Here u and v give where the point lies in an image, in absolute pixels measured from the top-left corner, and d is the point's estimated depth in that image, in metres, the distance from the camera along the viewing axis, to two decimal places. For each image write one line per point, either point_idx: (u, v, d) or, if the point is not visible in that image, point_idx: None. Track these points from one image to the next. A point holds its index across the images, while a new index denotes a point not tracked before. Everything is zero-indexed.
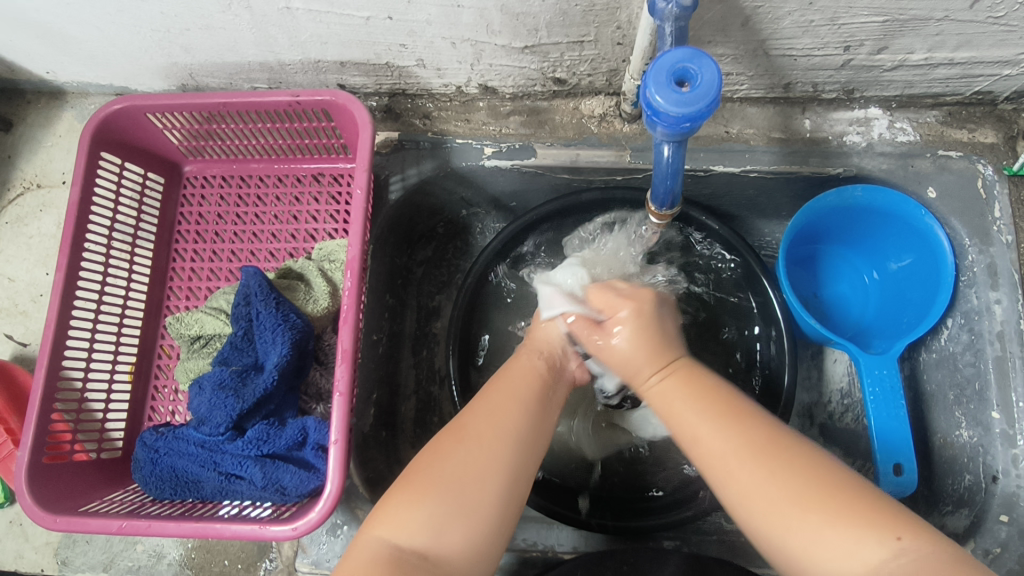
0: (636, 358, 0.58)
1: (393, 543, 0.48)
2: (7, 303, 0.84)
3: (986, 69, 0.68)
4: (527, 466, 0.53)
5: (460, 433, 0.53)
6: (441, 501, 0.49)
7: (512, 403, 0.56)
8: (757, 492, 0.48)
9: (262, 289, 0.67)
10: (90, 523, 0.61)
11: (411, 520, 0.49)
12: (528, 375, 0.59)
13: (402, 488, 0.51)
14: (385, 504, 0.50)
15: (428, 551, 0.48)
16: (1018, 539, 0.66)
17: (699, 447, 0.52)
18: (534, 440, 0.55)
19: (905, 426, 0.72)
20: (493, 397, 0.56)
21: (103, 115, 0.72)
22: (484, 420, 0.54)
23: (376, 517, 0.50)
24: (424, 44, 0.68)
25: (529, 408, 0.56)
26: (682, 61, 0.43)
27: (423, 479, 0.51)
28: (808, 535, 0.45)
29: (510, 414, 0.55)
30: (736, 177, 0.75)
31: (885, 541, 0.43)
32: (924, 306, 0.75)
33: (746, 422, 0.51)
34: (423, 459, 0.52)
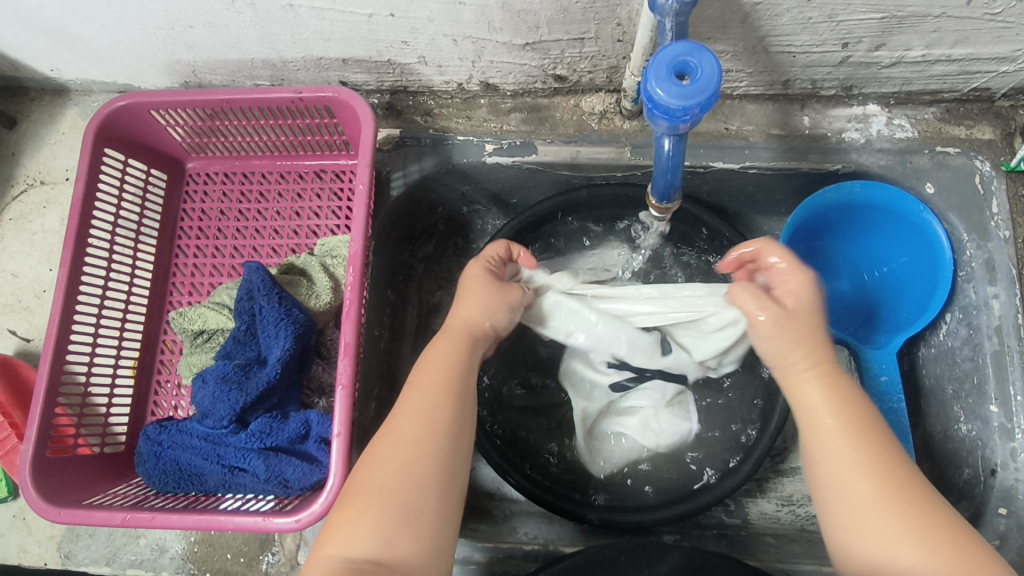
0: (796, 345, 0.54)
1: (346, 558, 0.47)
2: (11, 298, 0.84)
3: (983, 65, 0.69)
4: (457, 456, 0.53)
5: (395, 432, 0.52)
6: (384, 508, 0.49)
7: (436, 392, 0.54)
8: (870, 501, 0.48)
9: (265, 283, 0.68)
10: (94, 515, 0.62)
11: (359, 531, 0.48)
12: (444, 356, 0.57)
13: (344, 503, 0.50)
14: (333, 520, 0.50)
15: (381, 556, 0.47)
16: (1017, 532, 0.66)
17: (824, 443, 0.51)
18: (461, 429, 0.54)
19: (903, 419, 0.75)
20: (416, 386, 0.55)
21: (108, 111, 0.72)
22: (413, 415, 0.53)
23: (324, 536, 0.49)
24: (426, 41, 0.68)
25: (452, 393, 0.55)
26: (682, 55, 0.44)
27: (363, 488, 0.50)
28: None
29: (438, 407, 0.54)
30: (736, 174, 0.76)
31: None
32: (923, 301, 0.77)
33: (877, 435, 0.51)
34: (363, 468, 0.52)
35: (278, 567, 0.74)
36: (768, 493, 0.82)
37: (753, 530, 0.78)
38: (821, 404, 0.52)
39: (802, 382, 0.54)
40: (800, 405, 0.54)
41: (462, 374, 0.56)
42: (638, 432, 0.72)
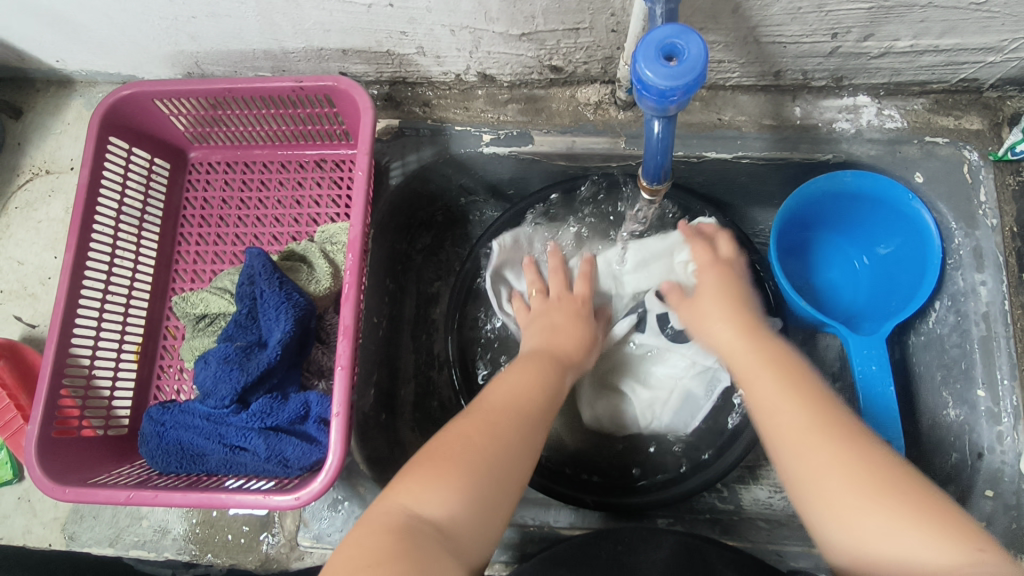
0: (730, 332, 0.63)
1: (412, 515, 0.49)
2: (16, 286, 0.86)
3: (970, 56, 0.70)
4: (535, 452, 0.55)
5: (484, 414, 0.56)
6: (460, 479, 0.50)
7: (531, 394, 0.59)
8: (830, 477, 0.49)
9: (266, 269, 0.69)
10: (98, 493, 0.63)
11: (429, 495, 0.49)
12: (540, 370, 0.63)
13: (420, 463, 0.51)
14: (405, 475, 0.51)
15: (440, 522, 0.49)
16: (1002, 514, 0.67)
17: (782, 424, 0.53)
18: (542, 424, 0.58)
19: (893, 405, 0.74)
20: (508, 384, 0.60)
21: (113, 100, 0.73)
22: (506, 408, 0.57)
23: (395, 486, 0.50)
24: (424, 31, 0.70)
25: (543, 397, 0.60)
26: (670, 38, 0.45)
27: (448, 455, 0.52)
28: (888, 531, 0.46)
29: (529, 403, 0.58)
30: (728, 164, 0.77)
31: (964, 549, 0.45)
32: (912, 289, 0.77)
33: (833, 408, 0.53)
34: (449, 439, 0.53)
35: (278, 548, 0.75)
36: (760, 479, 0.83)
37: (746, 515, 0.79)
38: (768, 384, 0.56)
39: (758, 371, 0.57)
40: (749, 387, 0.58)
41: (553, 388, 0.62)
42: (645, 405, 0.77)
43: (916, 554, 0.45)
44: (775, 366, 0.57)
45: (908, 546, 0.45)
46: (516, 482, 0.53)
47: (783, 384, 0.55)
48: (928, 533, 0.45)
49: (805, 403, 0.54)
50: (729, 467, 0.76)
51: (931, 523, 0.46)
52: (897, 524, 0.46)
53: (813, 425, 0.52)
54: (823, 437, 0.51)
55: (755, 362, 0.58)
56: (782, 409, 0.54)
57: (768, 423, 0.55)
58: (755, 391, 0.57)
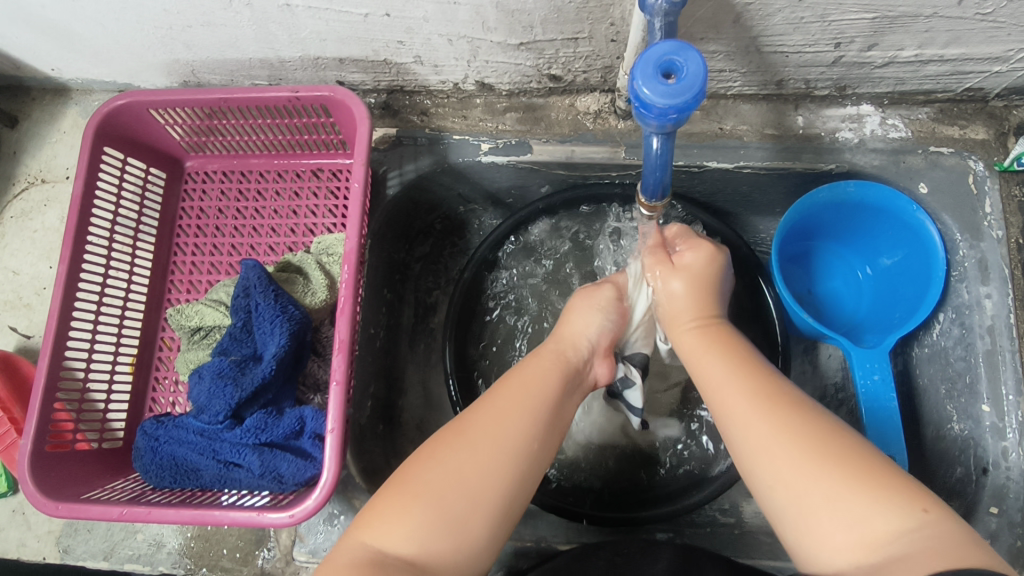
0: (683, 303, 0.62)
1: (379, 550, 0.48)
2: (11, 296, 0.85)
3: (975, 66, 0.69)
4: (525, 483, 0.52)
5: (456, 435, 0.53)
6: (427, 508, 0.49)
7: (519, 409, 0.55)
8: (773, 447, 0.48)
9: (261, 282, 0.69)
10: (91, 509, 0.63)
11: (398, 531, 0.48)
12: (544, 380, 0.58)
13: (391, 492, 0.50)
14: (376, 508, 0.50)
15: (415, 558, 0.48)
16: (1008, 531, 0.66)
17: (718, 389, 0.54)
18: (541, 444, 0.54)
19: (896, 419, 0.73)
20: (500, 401, 0.55)
21: (107, 110, 0.73)
22: (481, 421, 0.53)
23: (364, 519, 0.50)
24: (421, 41, 0.69)
25: (534, 419, 0.55)
26: (668, 54, 0.44)
27: (415, 481, 0.50)
28: (826, 496, 0.45)
29: (511, 422, 0.54)
30: (730, 173, 0.76)
31: (909, 513, 0.43)
32: (916, 301, 0.76)
33: (775, 382, 0.53)
34: (419, 460, 0.52)
35: (273, 562, 0.74)
36: None
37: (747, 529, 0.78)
38: (714, 360, 0.57)
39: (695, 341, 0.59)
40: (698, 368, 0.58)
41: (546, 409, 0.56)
42: None
43: (858, 519, 0.44)
44: (716, 347, 0.58)
45: (851, 508, 0.44)
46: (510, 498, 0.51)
47: (728, 361, 0.56)
48: (866, 495, 0.44)
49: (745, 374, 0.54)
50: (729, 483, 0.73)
51: (872, 484, 0.45)
52: (837, 488, 0.45)
53: (756, 402, 0.51)
54: (766, 408, 0.51)
55: (702, 347, 0.58)
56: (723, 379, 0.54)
57: (717, 403, 0.54)
58: (703, 373, 0.57)
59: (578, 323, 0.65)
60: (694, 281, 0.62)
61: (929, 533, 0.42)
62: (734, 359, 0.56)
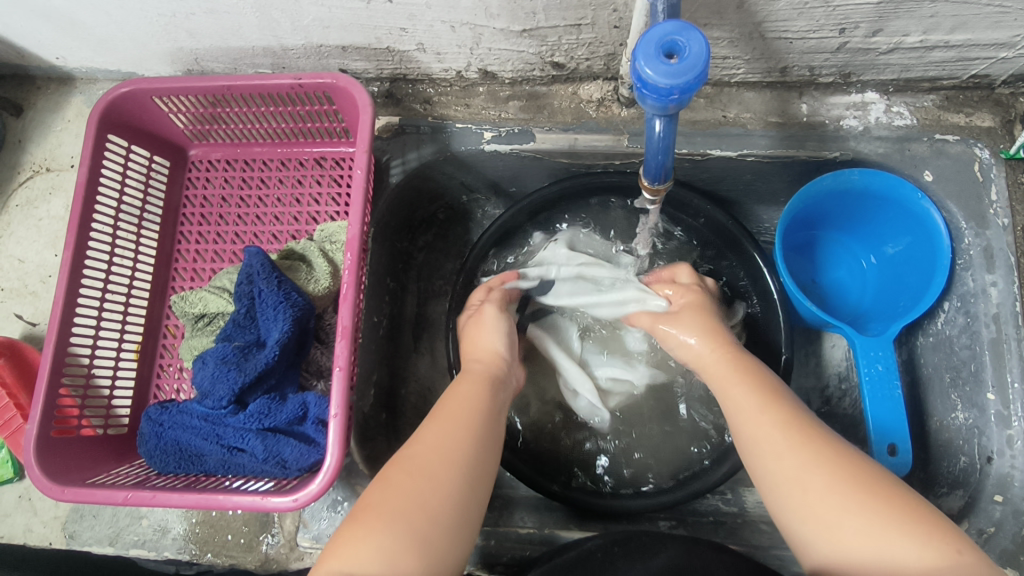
0: (700, 338, 0.66)
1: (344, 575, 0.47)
2: (17, 284, 0.86)
3: (982, 51, 0.68)
4: (473, 484, 0.54)
5: (413, 455, 0.54)
6: (394, 530, 0.49)
7: (457, 426, 0.57)
8: (810, 480, 0.50)
9: (265, 268, 0.69)
10: (96, 493, 0.63)
11: (363, 552, 0.48)
12: (472, 397, 0.61)
13: (354, 519, 0.50)
14: (342, 535, 0.50)
15: None
16: (1012, 519, 0.66)
17: (751, 425, 0.56)
18: (481, 457, 0.56)
19: (899, 407, 0.72)
20: (439, 415, 0.59)
21: (111, 98, 0.73)
22: (425, 435, 0.56)
23: (331, 550, 0.50)
24: (424, 28, 0.69)
25: (473, 426, 0.58)
26: (670, 34, 0.44)
27: (376, 504, 0.51)
28: (858, 530, 0.47)
29: (456, 434, 0.56)
30: (733, 161, 0.76)
31: (943, 547, 0.45)
32: (920, 290, 0.76)
33: (802, 416, 0.55)
34: (376, 489, 0.53)
35: (277, 548, 0.74)
36: None
37: (750, 518, 0.77)
38: (742, 392, 0.58)
39: (723, 369, 0.62)
40: (727, 400, 0.59)
41: (481, 424, 0.58)
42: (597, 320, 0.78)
43: (893, 553, 0.45)
44: (752, 378, 0.59)
45: (870, 535, 0.46)
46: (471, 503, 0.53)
47: (758, 392, 0.58)
48: (906, 533, 0.46)
49: (776, 408, 0.56)
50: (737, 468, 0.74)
51: (908, 521, 0.46)
52: (875, 523, 0.46)
53: (797, 438, 0.53)
54: (800, 441, 0.52)
55: (729, 379, 0.60)
56: (760, 411, 0.56)
57: (748, 433, 0.56)
58: (731, 403, 0.59)
59: (484, 338, 0.70)
60: (702, 322, 0.67)
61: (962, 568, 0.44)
62: (767, 391, 0.58)
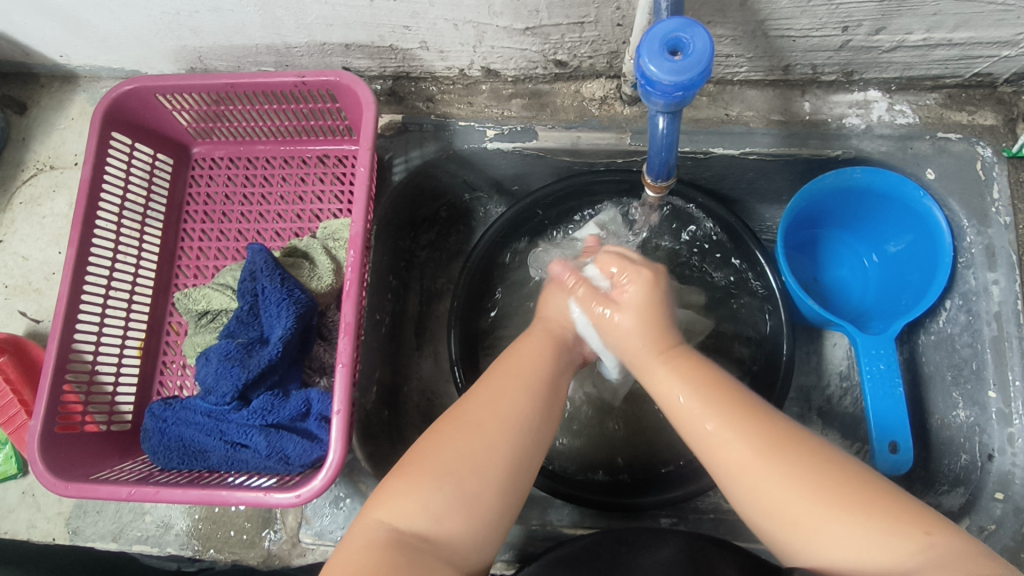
0: (640, 337, 0.57)
1: (392, 529, 0.49)
2: (21, 281, 0.86)
3: (984, 50, 0.69)
4: (533, 448, 0.54)
5: (465, 415, 0.54)
6: (441, 489, 0.49)
7: (514, 389, 0.55)
8: (778, 494, 0.48)
9: (268, 266, 0.69)
10: (100, 489, 0.63)
11: (412, 506, 0.49)
12: (537, 358, 0.59)
13: (401, 476, 0.51)
14: (391, 488, 0.51)
15: (429, 535, 0.48)
16: (1013, 517, 0.66)
17: (709, 443, 0.51)
18: (541, 422, 0.55)
19: (900, 405, 0.72)
20: (500, 375, 0.57)
21: (115, 96, 0.73)
22: (476, 401, 0.55)
23: (376, 502, 0.51)
24: (427, 26, 0.69)
25: (532, 393, 0.55)
26: (674, 31, 0.44)
27: (425, 462, 0.51)
28: (834, 536, 0.46)
29: (514, 398, 0.55)
30: (736, 160, 0.76)
31: (916, 537, 0.44)
32: (922, 288, 0.76)
33: (755, 419, 0.51)
34: (427, 443, 0.53)
35: (279, 544, 0.75)
36: None
37: None
38: (690, 404, 0.53)
39: (661, 372, 0.56)
40: (676, 414, 0.54)
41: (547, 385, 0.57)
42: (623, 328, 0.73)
43: (870, 555, 0.44)
44: (696, 385, 0.54)
45: (847, 536, 0.45)
46: (525, 468, 0.53)
47: (707, 402, 0.52)
48: (882, 531, 0.45)
49: (726, 420, 0.51)
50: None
51: (882, 520, 0.45)
52: (851, 526, 0.45)
53: (749, 445, 0.49)
54: (761, 454, 0.49)
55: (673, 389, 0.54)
56: (713, 426, 0.51)
57: (704, 449, 0.52)
58: (680, 417, 0.54)
59: (554, 302, 0.65)
60: (644, 314, 0.58)
61: (935, 553, 0.44)
62: (714, 399, 0.52)
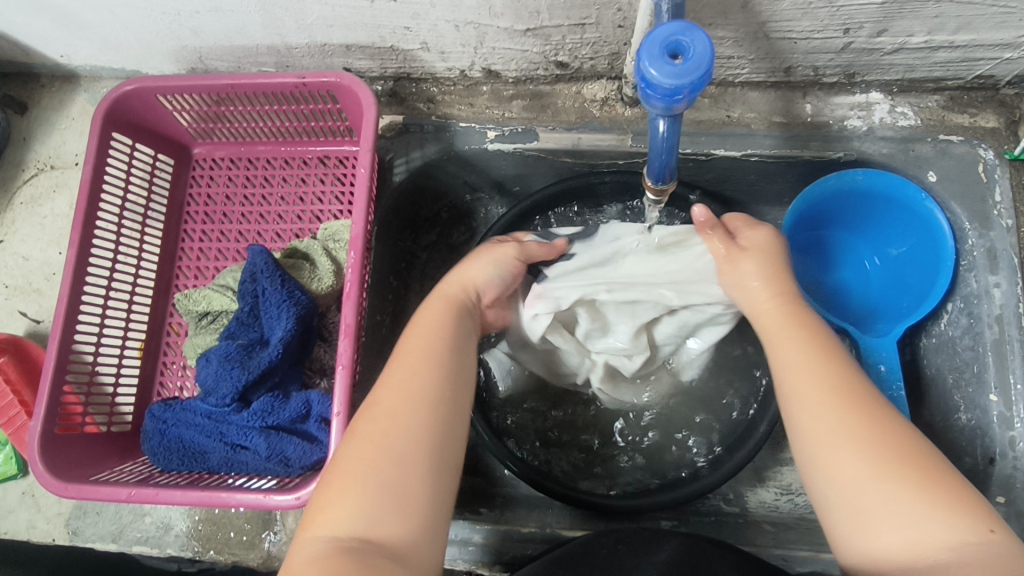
0: (760, 283, 0.57)
1: (334, 539, 0.46)
2: (22, 281, 0.86)
3: (986, 52, 0.68)
4: (447, 426, 0.52)
5: (379, 403, 0.52)
6: (372, 487, 0.48)
7: (417, 367, 0.53)
8: (845, 445, 0.48)
9: (268, 266, 0.69)
10: (100, 490, 0.63)
11: (344, 510, 0.47)
12: (433, 328, 0.57)
13: (328, 482, 0.49)
14: (321, 500, 0.48)
15: (369, 534, 0.46)
16: (1014, 520, 0.66)
17: (800, 379, 0.52)
18: (450, 397, 0.53)
19: (904, 410, 0.73)
20: (402, 357, 0.55)
21: (115, 96, 0.73)
22: (387, 384, 0.53)
23: (310, 517, 0.48)
24: (428, 27, 0.69)
25: (435, 367, 0.54)
26: (675, 34, 0.44)
27: (348, 462, 0.49)
28: (884, 499, 0.45)
29: (417, 377, 0.53)
30: (737, 161, 0.76)
31: (975, 529, 0.44)
32: (924, 291, 0.76)
33: (855, 378, 0.51)
34: (345, 443, 0.51)
35: (280, 545, 0.75)
36: (767, 483, 0.82)
37: (752, 518, 0.78)
38: (792, 345, 0.54)
39: (772, 317, 0.56)
40: (774, 353, 0.55)
41: (449, 356, 0.55)
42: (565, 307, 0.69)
43: (914, 526, 0.44)
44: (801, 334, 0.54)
45: (897, 504, 0.45)
46: (451, 449, 0.51)
47: (810, 349, 0.53)
48: (937, 508, 0.44)
49: (826, 367, 0.51)
50: (756, 450, 0.72)
51: (942, 499, 0.45)
52: (904, 497, 0.45)
53: (837, 397, 0.50)
54: (843, 405, 0.49)
55: (780, 328, 0.55)
56: (812, 368, 0.52)
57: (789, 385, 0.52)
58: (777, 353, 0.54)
59: (475, 265, 0.63)
60: (766, 262, 0.58)
61: (989, 550, 0.43)
62: (817, 348, 0.53)
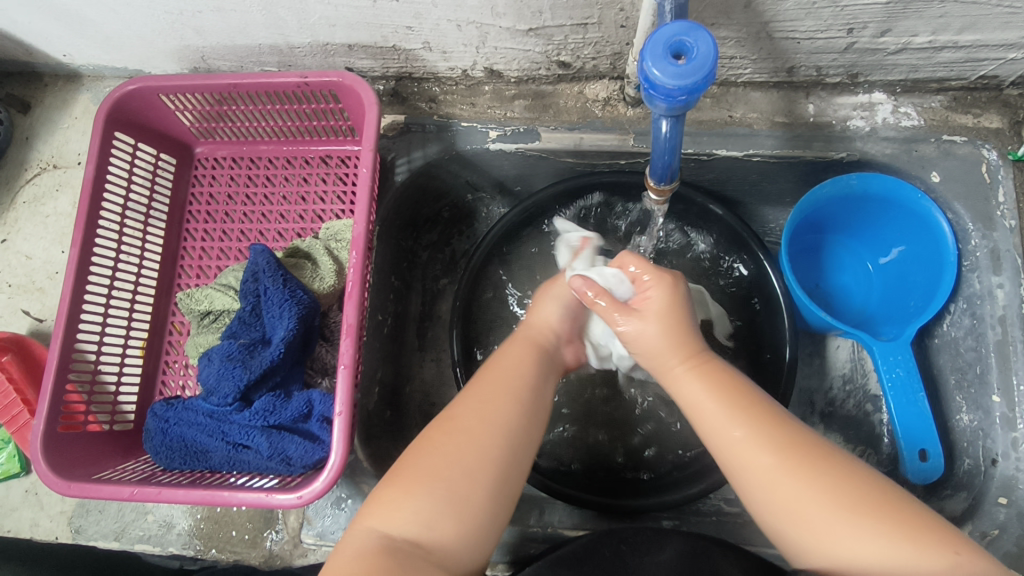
0: (660, 348, 0.58)
1: (385, 536, 0.49)
2: (25, 280, 0.86)
3: (991, 52, 0.68)
4: (519, 453, 0.54)
5: (457, 421, 0.54)
6: (433, 494, 0.50)
7: (500, 393, 0.56)
8: (805, 500, 0.48)
9: (270, 266, 0.69)
10: (102, 489, 0.63)
11: (401, 513, 0.49)
12: (521, 363, 0.60)
13: (392, 481, 0.51)
14: (380, 496, 0.51)
15: (421, 539, 0.48)
16: (1017, 522, 0.65)
17: (734, 451, 0.52)
18: (528, 422, 0.56)
19: (926, 413, 0.72)
20: (485, 381, 0.58)
21: (117, 95, 0.73)
22: (466, 407, 0.55)
23: (371, 507, 0.51)
24: (430, 27, 0.69)
25: (519, 398, 0.57)
26: (678, 35, 0.44)
27: (416, 467, 0.52)
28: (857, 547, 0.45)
29: (498, 406, 0.55)
30: (738, 162, 0.76)
31: (947, 555, 0.44)
32: (930, 288, 0.76)
33: (783, 426, 0.52)
34: (417, 452, 0.53)
35: (282, 544, 0.74)
36: None
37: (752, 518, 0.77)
38: (718, 411, 0.54)
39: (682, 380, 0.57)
40: (711, 426, 0.54)
41: (532, 381, 0.59)
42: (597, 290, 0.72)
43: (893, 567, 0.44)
44: (726, 397, 0.54)
45: (870, 547, 0.45)
46: (514, 471, 0.53)
47: (732, 411, 0.53)
48: (911, 545, 0.45)
49: (757, 428, 0.52)
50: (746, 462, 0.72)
51: (914, 534, 0.45)
52: (871, 538, 0.45)
53: (776, 455, 0.50)
54: (787, 462, 0.49)
55: (703, 395, 0.55)
56: (743, 435, 0.52)
57: (731, 453, 0.52)
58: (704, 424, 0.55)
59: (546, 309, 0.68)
60: (668, 323, 0.59)
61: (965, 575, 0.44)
62: (743, 408, 0.53)
